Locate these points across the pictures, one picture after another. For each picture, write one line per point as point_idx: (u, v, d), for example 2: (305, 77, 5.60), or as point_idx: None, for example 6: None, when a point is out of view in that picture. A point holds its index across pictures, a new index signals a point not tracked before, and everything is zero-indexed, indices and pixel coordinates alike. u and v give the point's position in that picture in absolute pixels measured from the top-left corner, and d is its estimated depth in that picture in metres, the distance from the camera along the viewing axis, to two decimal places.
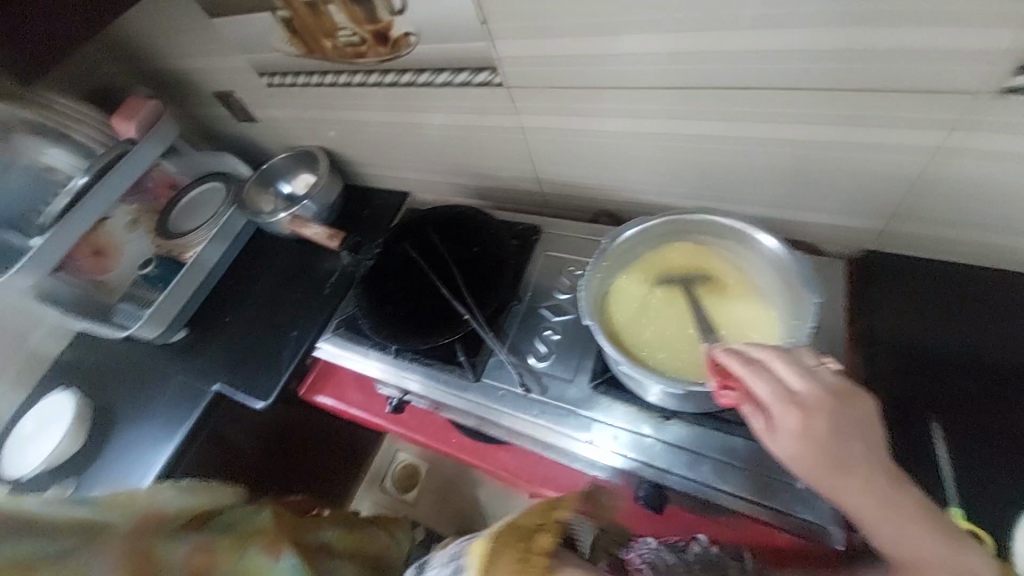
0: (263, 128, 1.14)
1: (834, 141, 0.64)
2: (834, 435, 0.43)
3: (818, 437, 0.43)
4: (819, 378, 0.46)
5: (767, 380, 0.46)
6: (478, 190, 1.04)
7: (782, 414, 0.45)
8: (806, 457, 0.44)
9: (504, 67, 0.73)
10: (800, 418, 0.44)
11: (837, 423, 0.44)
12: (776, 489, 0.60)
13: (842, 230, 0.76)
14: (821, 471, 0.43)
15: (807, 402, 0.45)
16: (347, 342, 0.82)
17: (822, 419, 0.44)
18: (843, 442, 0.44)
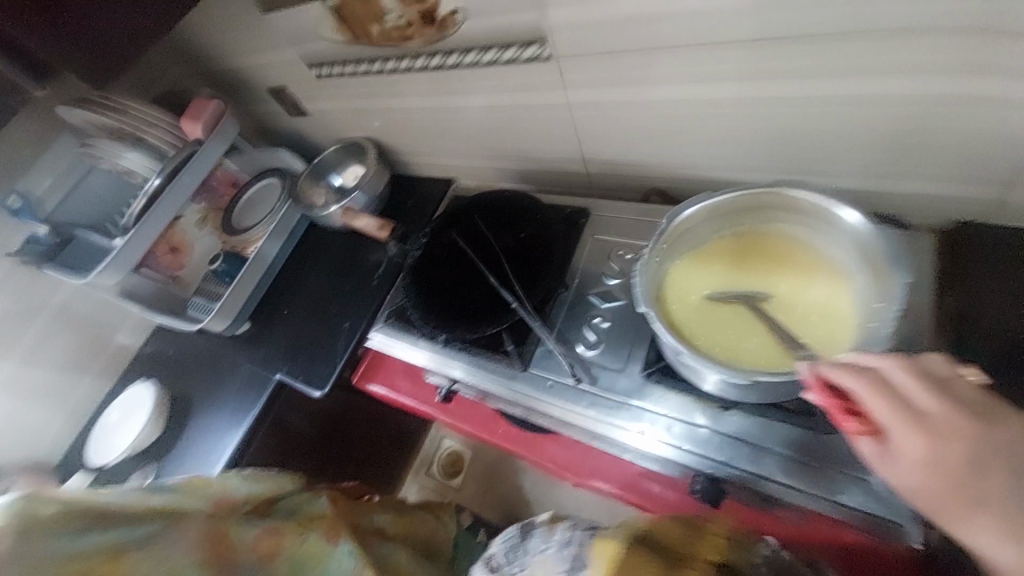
0: (313, 122, 1.16)
1: (942, 94, 0.54)
2: (972, 462, 0.38)
3: (951, 465, 0.38)
4: (956, 396, 0.41)
5: (887, 395, 0.42)
6: (522, 174, 1.01)
7: (905, 435, 0.40)
8: (941, 487, 0.39)
9: (552, 37, 0.68)
10: (930, 443, 0.39)
11: (981, 450, 0.38)
12: (851, 491, 0.53)
13: (945, 200, 0.65)
14: (956, 507, 0.38)
15: (938, 423, 0.40)
16: (396, 331, 0.82)
17: (961, 443, 0.39)
18: (985, 472, 0.38)
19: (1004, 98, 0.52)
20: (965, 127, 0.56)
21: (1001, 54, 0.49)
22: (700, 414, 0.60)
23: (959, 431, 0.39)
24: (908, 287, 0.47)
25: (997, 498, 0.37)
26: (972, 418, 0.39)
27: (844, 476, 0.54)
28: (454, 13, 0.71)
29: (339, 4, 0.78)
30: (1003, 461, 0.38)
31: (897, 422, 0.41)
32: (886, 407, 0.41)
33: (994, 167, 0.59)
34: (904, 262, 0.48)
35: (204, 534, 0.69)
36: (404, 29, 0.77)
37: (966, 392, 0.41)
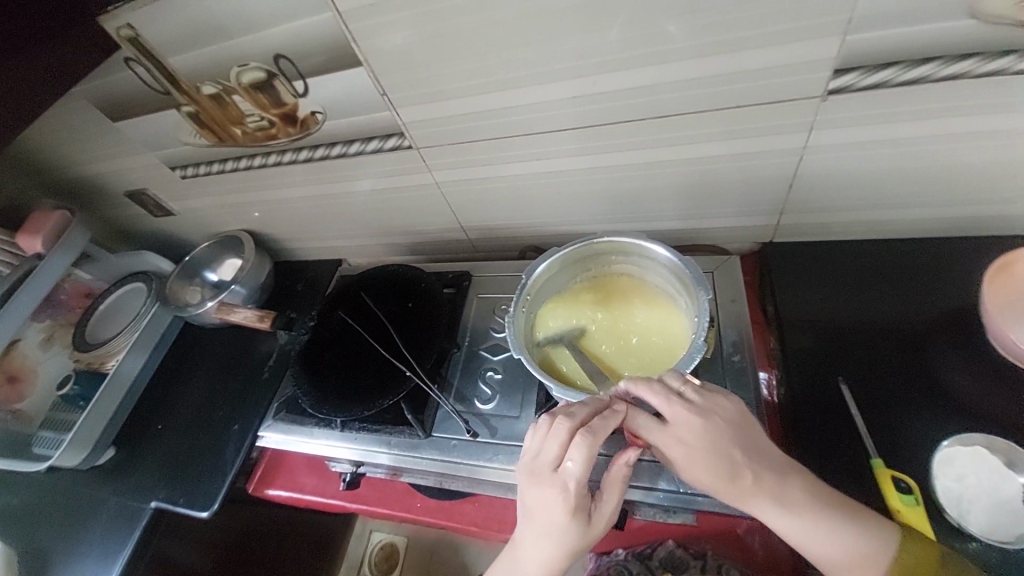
0: (181, 220, 1.12)
1: (713, 155, 0.72)
2: (709, 453, 0.53)
3: (697, 460, 0.53)
4: (687, 400, 0.54)
5: (642, 421, 0.54)
6: (408, 246, 1.06)
7: (667, 448, 0.54)
8: (707, 481, 0.53)
9: (410, 130, 0.77)
10: (678, 448, 0.53)
11: (709, 443, 0.53)
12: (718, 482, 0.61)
13: (742, 230, 0.84)
14: (712, 484, 0.53)
15: (679, 432, 0.53)
16: (290, 425, 0.79)
17: (695, 441, 0.53)
18: (719, 455, 0.53)
19: (754, 155, 0.70)
20: (737, 176, 0.74)
21: (742, 126, 0.67)
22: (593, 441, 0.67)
23: (693, 433, 0.53)
24: (711, 303, 0.57)
25: (733, 470, 0.53)
26: (695, 417, 0.53)
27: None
28: (313, 114, 0.76)
29: (198, 111, 0.80)
30: (723, 446, 0.53)
31: (655, 439, 0.54)
32: (645, 431, 0.54)
33: (764, 203, 0.77)
34: (706, 281, 0.59)
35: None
36: (268, 129, 0.81)
37: (688, 395, 0.54)
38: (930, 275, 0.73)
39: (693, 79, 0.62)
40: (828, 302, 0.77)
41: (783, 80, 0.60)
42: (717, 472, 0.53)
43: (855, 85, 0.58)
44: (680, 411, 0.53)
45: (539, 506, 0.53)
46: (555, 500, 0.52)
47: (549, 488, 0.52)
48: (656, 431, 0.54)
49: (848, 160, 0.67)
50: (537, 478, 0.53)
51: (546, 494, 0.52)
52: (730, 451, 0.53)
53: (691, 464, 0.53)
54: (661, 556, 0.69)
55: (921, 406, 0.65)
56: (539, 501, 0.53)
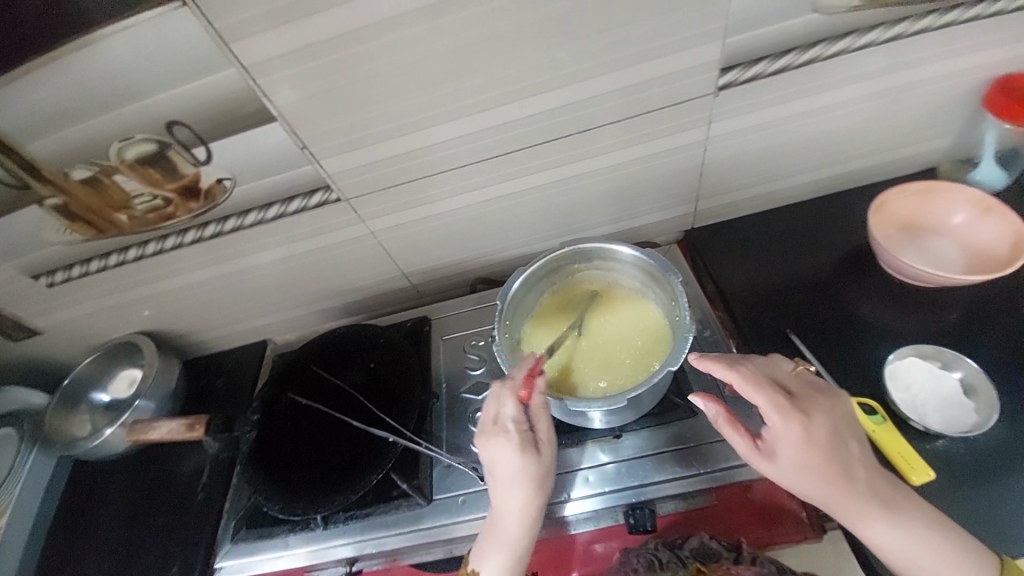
0: (49, 339, 0.91)
1: (635, 158, 0.78)
2: (829, 438, 0.55)
3: (817, 443, 0.54)
4: (810, 392, 0.58)
5: (775, 394, 0.56)
6: (345, 308, 0.98)
7: (789, 427, 0.55)
8: (814, 469, 0.54)
9: (336, 182, 0.72)
10: (804, 425, 0.54)
11: (832, 424, 0.55)
12: (726, 452, 0.64)
13: (669, 222, 0.91)
14: (818, 472, 0.54)
15: (806, 409, 0.56)
16: (258, 542, 0.66)
17: (822, 420, 0.55)
18: (836, 441, 0.55)
19: (669, 151, 0.78)
20: (659, 172, 0.81)
21: (655, 127, 0.74)
22: (604, 449, 0.68)
23: (822, 412, 0.56)
24: (682, 283, 0.61)
25: (846, 462, 0.54)
26: (822, 398, 0.57)
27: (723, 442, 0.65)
28: (220, 182, 0.68)
29: (67, 202, 0.67)
30: (842, 432, 0.55)
31: (779, 416, 0.55)
32: (773, 404, 0.55)
33: (684, 193, 0.85)
34: (671, 265, 0.63)
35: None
36: (163, 208, 0.70)
37: (804, 377, 0.60)
38: (823, 227, 0.86)
39: (607, 92, 0.68)
40: (755, 267, 0.85)
41: (683, 82, 0.68)
42: (828, 462, 0.54)
43: (738, 79, 0.68)
44: (801, 395, 0.57)
45: (489, 458, 0.57)
46: (496, 448, 0.56)
47: (490, 441, 0.57)
48: (785, 409, 0.55)
49: (743, 143, 0.77)
50: (480, 435, 0.57)
51: (498, 447, 0.56)
52: (844, 436, 0.55)
53: (805, 446, 0.54)
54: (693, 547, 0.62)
55: (856, 337, 0.74)
56: (486, 454, 0.57)
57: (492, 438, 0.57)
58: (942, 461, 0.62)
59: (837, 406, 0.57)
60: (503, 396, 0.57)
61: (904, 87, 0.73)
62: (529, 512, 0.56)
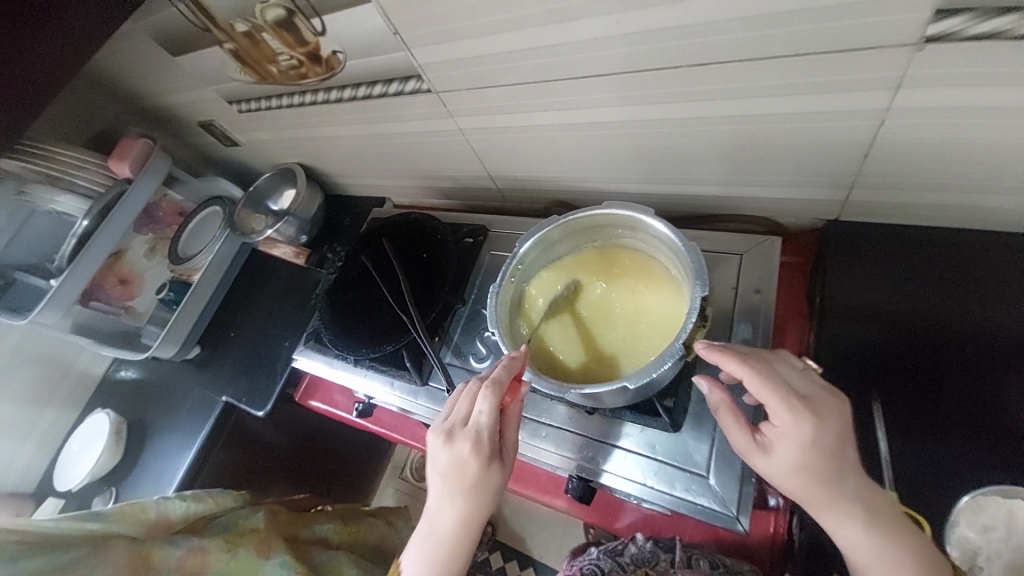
0: (246, 151, 1.20)
1: (770, 114, 0.59)
2: (837, 445, 0.48)
3: (823, 449, 0.47)
4: (819, 385, 0.50)
5: (782, 387, 0.49)
6: (442, 191, 1.06)
7: (797, 425, 0.48)
8: (811, 475, 0.48)
9: (427, 73, 0.73)
10: (814, 428, 0.47)
11: (840, 429, 0.48)
12: (681, 480, 0.60)
13: (803, 204, 0.71)
14: (819, 479, 0.47)
15: (817, 410, 0.48)
16: (315, 354, 0.88)
17: (834, 424, 0.48)
18: (841, 448, 0.48)
19: (824, 116, 0.56)
20: (802, 140, 0.61)
21: (810, 79, 0.53)
22: (569, 417, 0.68)
23: (832, 414, 0.48)
24: (702, 299, 0.54)
25: (846, 475, 0.48)
26: (836, 400, 0.49)
27: (682, 471, 0.61)
28: (334, 54, 0.75)
29: (238, 49, 0.82)
30: (848, 441, 0.48)
31: (788, 411, 0.48)
32: (782, 397, 0.48)
33: (833, 175, 0.63)
34: (706, 275, 0.55)
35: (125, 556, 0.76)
36: (298, 68, 0.81)
37: (816, 375, 0.52)
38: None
39: (744, 19, 0.49)
40: (883, 299, 0.65)
41: (869, 19, 0.45)
42: (828, 471, 0.47)
43: (963, 32, 0.43)
44: (813, 391, 0.50)
45: (454, 468, 0.53)
46: (468, 456, 0.53)
47: (461, 445, 0.54)
48: (795, 404, 0.48)
49: (946, 129, 0.52)
50: (449, 438, 0.55)
51: (457, 447, 0.54)
52: (848, 443, 0.48)
53: (810, 449, 0.47)
54: (633, 553, 0.67)
55: (967, 439, 0.57)
56: (450, 463, 0.54)
57: (463, 446, 0.54)
58: None
59: (848, 413, 0.49)
60: (483, 404, 0.54)
61: None
62: (472, 521, 0.54)
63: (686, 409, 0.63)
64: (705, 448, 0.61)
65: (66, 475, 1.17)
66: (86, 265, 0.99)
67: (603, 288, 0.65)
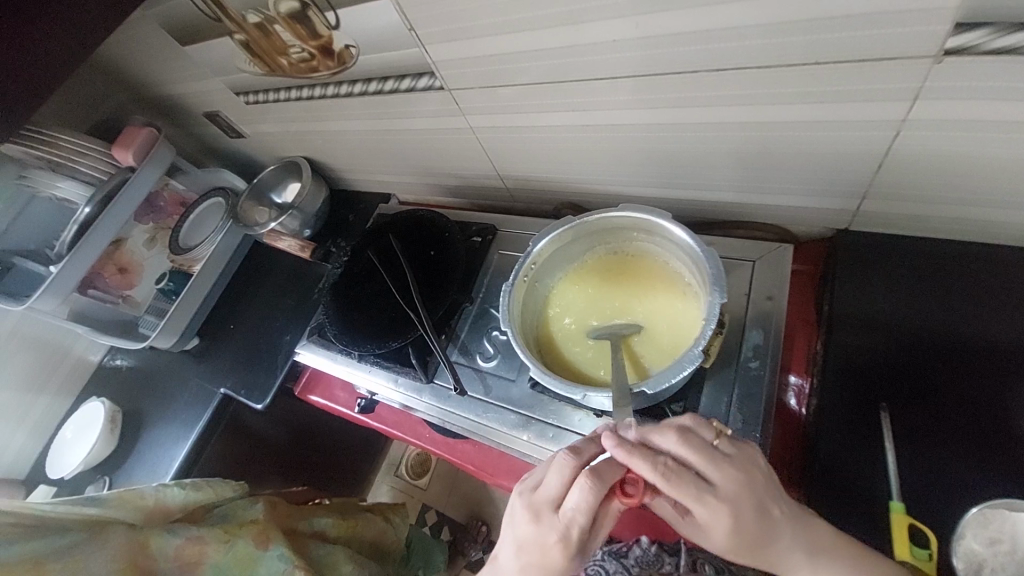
0: (251, 143, 1.19)
1: (783, 122, 0.59)
2: (756, 520, 0.46)
3: (746, 528, 0.46)
4: (730, 458, 0.47)
5: (693, 479, 0.46)
6: (449, 188, 1.05)
7: (714, 517, 0.46)
8: (740, 548, 0.47)
9: (440, 70, 0.72)
10: (729, 515, 0.46)
11: (756, 510, 0.46)
12: None
13: (813, 212, 0.71)
14: (745, 550, 0.47)
15: (727, 495, 0.46)
16: (318, 349, 0.87)
17: (747, 507, 0.46)
18: (761, 520, 0.47)
19: (839, 125, 0.57)
20: (815, 149, 0.61)
21: (826, 87, 0.53)
22: (578, 420, 0.66)
23: (744, 496, 0.46)
24: (722, 306, 0.54)
25: (772, 538, 0.47)
26: (748, 483, 0.46)
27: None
28: (347, 48, 0.74)
29: (248, 40, 0.81)
30: (769, 511, 0.47)
31: (701, 505, 0.46)
32: (693, 494, 0.46)
33: (845, 184, 0.64)
34: (724, 282, 0.56)
35: (122, 547, 0.75)
36: (310, 61, 0.81)
37: (726, 447, 0.48)
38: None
39: (762, 26, 0.50)
40: (893, 307, 0.65)
41: (889, 30, 0.45)
42: (753, 542, 0.47)
43: (981, 46, 0.44)
44: (727, 468, 0.46)
45: (536, 548, 0.50)
46: (554, 547, 0.49)
47: (546, 531, 0.49)
48: (704, 498, 0.45)
49: (959, 143, 0.52)
50: (536, 517, 0.50)
51: (544, 531, 0.49)
52: (769, 514, 0.47)
53: (733, 532, 0.46)
54: (637, 555, 0.67)
55: (972, 453, 0.57)
56: (533, 539, 0.50)
57: (547, 535, 0.49)
58: None
59: (764, 484, 0.47)
60: (581, 503, 0.47)
61: None
62: None
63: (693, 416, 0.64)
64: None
65: (57, 464, 1.15)
66: (86, 253, 0.98)
67: (617, 293, 0.65)
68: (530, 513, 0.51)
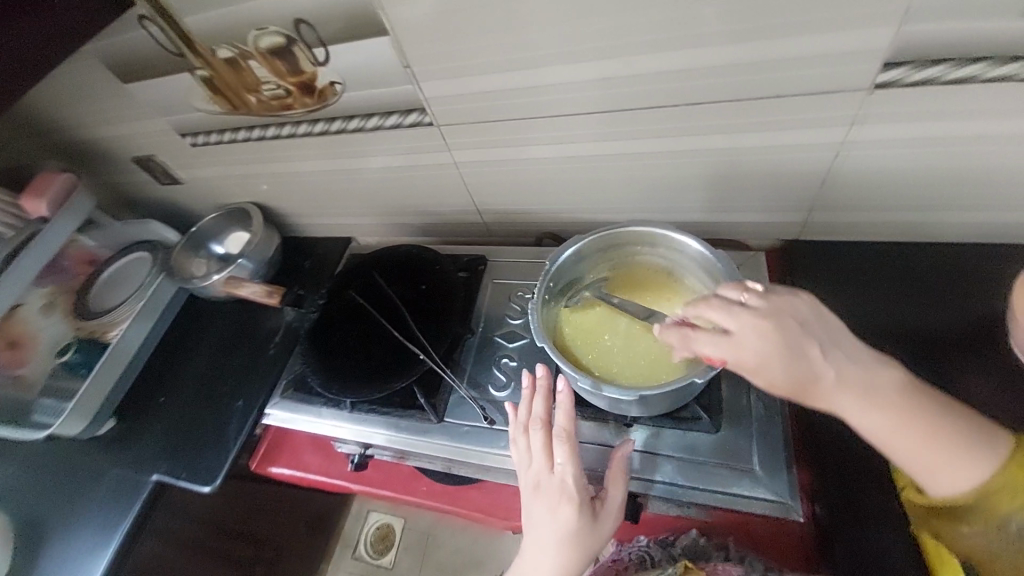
0: (188, 191, 1.09)
1: (747, 147, 0.69)
2: (786, 358, 0.48)
3: (777, 364, 0.48)
4: (751, 308, 0.50)
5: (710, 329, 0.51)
6: (419, 229, 1.04)
7: (737, 358, 0.49)
8: (785, 388, 0.49)
9: (431, 106, 0.74)
10: (748, 354, 0.49)
11: (779, 343, 0.48)
12: (733, 479, 0.59)
13: (768, 225, 0.81)
14: (793, 392, 0.48)
15: (747, 335, 0.49)
16: (298, 404, 0.79)
17: (768, 347, 0.48)
18: (791, 355, 0.48)
19: (791, 148, 0.68)
20: (771, 170, 0.71)
21: (780, 117, 0.64)
22: (592, 430, 0.66)
23: (769, 330, 0.49)
24: None
25: (815, 375, 0.48)
26: (759, 321, 0.49)
27: (725, 468, 0.60)
28: (332, 85, 0.73)
29: (212, 77, 0.77)
30: (800, 342, 0.48)
31: (720, 352, 0.50)
32: (709, 342, 0.50)
33: (795, 199, 0.75)
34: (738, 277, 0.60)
35: None
36: (284, 98, 0.78)
37: (754, 302, 0.51)
38: (1000, 279, 0.68)
39: (732, 65, 0.59)
40: (851, 302, 0.74)
41: (830, 68, 0.57)
42: (797, 380, 0.48)
43: (903, 81, 0.55)
44: (745, 313, 0.50)
45: (549, 517, 0.56)
46: (560, 511, 0.56)
47: (546, 500, 0.57)
48: (720, 342, 0.50)
49: (887, 158, 0.64)
50: (536, 490, 0.58)
51: (546, 498, 0.57)
52: (801, 345, 0.48)
53: (764, 371, 0.48)
54: (685, 545, 0.70)
55: None
56: (542, 512, 0.57)
57: (552, 498, 0.57)
58: None
59: (785, 323, 0.49)
60: (562, 451, 0.57)
61: None
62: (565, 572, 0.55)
63: (721, 411, 0.63)
64: (748, 448, 0.60)
65: None
66: None
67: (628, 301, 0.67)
68: (532, 489, 0.59)
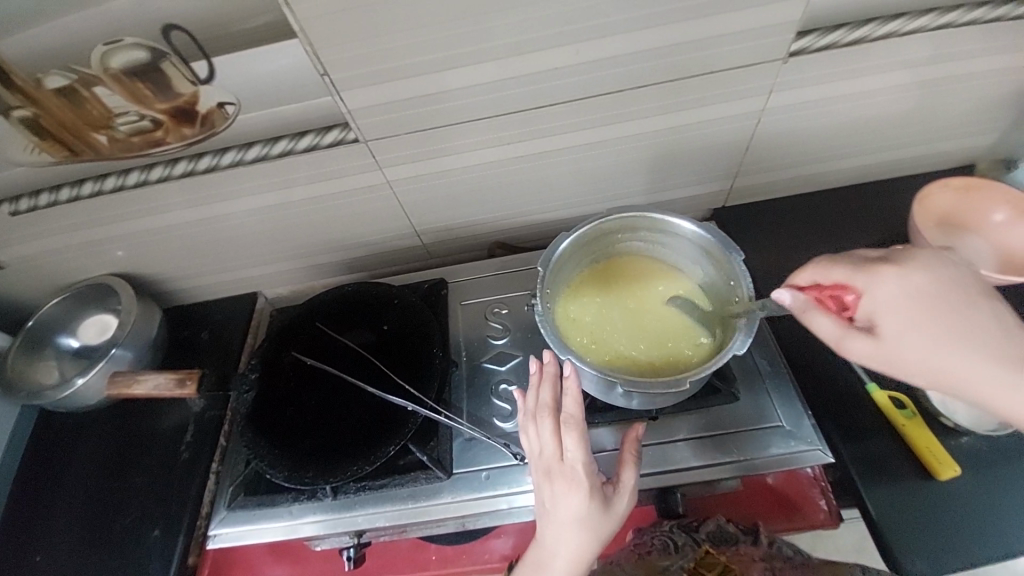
0: (6, 276, 0.80)
1: (685, 125, 0.72)
2: (933, 295, 0.46)
3: (921, 297, 0.46)
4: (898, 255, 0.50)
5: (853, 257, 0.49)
6: (344, 265, 0.90)
7: (881, 287, 0.46)
8: (915, 329, 0.45)
9: (355, 120, 0.64)
10: (898, 280, 0.46)
11: (933, 276, 0.46)
12: (770, 440, 0.63)
13: (704, 197, 0.86)
14: (925, 332, 0.45)
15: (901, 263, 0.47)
16: (256, 511, 0.63)
17: (924, 272, 0.46)
18: (943, 297, 0.46)
19: (723, 121, 0.72)
20: (706, 143, 0.75)
21: (713, 93, 0.67)
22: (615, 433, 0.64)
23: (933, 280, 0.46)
24: (745, 262, 0.59)
25: (959, 324, 0.45)
26: (914, 254, 0.48)
27: (760, 431, 0.63)
28: (222, 106, 0.59)
29: (37, 116, 0.57)
30: (971, 291, 0.46)
31: (866, 272, 0.47)
32: (854, 266, 0.48)
33: (726, 168, 0.80)
34: (733, 243, 0.61)
35: None
36: (151, 131, 0.60)
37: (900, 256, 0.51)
38: (890, 210, 0.82)
39: (671, 45, 0.61)
40: (787, 249, 0.81)
41: (752, 42, 0.61)
42: (932, 318, 0.45)
43: (811, 46, 0.63)
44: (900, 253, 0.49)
45: (557, 504, 0.51)
46: (570, 500, 0.50)
47: (556, 488, 0.51)
48: (869, 267, 0.47)
49: (797, 117, 0.72)
50: (545, 478, 0.52)
51: (554, 486, 0.51)
52: (953, 291, 0.46)
53: (904, 301, 0.46)
54: (710, 530, 0.65)
55: None
56: (549, 499, 0.51)
57: (560, 486, 0.51)
58: (963, 455, 0.60)
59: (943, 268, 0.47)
60: (574, 440, 0.51)
61: (963, 76, 0.69)
62: (576, 558, 0.51)
63: (736, 379, 0.66)
64: (770, 407, 0.65)
65: None
66: None
67: (629, 294, 0.66)
68: (538, 475, 0.53)
